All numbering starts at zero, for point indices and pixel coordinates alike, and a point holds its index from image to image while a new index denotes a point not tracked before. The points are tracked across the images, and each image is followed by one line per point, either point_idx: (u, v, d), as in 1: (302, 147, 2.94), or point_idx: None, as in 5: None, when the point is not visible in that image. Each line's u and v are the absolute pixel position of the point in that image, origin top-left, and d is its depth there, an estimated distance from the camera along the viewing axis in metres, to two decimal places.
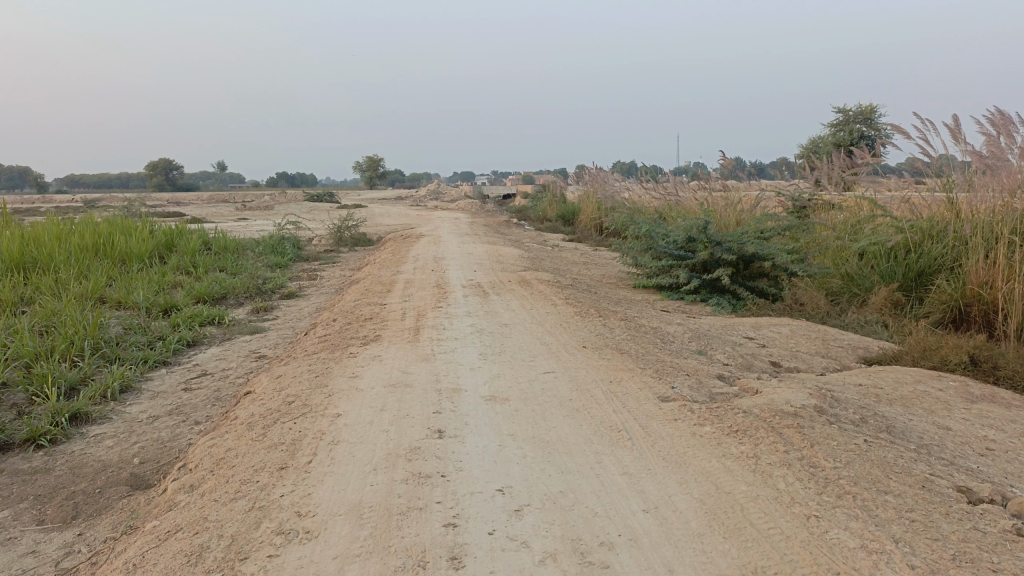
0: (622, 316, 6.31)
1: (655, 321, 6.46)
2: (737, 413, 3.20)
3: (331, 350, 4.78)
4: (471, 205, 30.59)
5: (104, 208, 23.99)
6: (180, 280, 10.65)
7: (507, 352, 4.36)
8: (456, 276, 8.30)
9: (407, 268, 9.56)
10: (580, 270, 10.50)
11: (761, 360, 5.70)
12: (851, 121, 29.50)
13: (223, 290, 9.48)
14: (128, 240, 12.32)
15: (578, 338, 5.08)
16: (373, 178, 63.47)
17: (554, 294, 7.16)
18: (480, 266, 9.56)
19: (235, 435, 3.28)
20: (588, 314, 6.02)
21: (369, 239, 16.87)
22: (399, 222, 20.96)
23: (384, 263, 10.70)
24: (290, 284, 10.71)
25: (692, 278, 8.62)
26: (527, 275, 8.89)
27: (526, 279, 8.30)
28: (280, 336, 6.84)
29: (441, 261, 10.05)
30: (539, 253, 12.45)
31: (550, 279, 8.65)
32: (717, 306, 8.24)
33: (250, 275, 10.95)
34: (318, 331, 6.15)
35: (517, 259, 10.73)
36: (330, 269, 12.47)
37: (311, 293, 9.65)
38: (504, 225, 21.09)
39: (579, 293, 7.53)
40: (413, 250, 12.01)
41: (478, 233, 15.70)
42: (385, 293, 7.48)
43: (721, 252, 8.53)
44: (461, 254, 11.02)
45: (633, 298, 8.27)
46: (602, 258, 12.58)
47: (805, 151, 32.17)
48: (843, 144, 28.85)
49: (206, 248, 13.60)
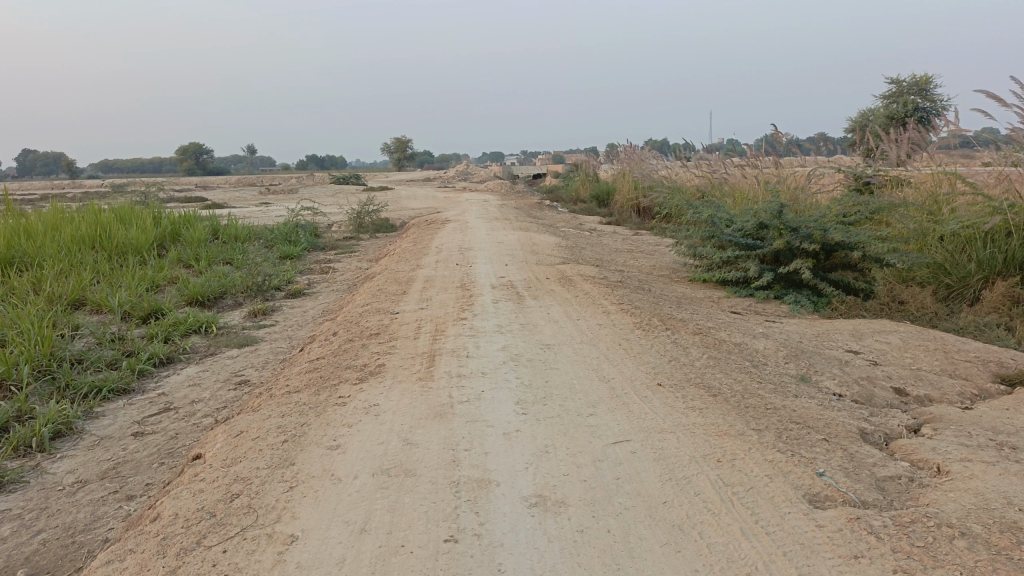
0: (693, 325, 5.01)
1: (733, 330, 5.15)
2: (953, 540, 1.92)
3: (317, 390, 3.57)
4: (500, 186, 29.22)
5: (120, 194, 23.19)
6: (178, 276, 9.56)
7: (554, 399, 3.09)
8: (484, 273, 7.07)
9: (429, 261, 8.32)
10: (626, 261, 9.20)
11: (881, 388, 4.38)
12: (903, 92, 27.53)
13: (220, 287, 8.36)
14: (127, 231, 11.29)
15: (647, 364, 3.80)
16: (401, 160, 62.21)
17: (604, 296, 5.88)
18: (513, 259, 8.28)
19: (136, 565, 2.09)
20: (653, 326, 4.73)
21: (391, 225, 15.66)
22: (425, 205, 19.73)
23: (404, 254, 9.50)
24: (299, 279, 9.57)
25: (764, 271, 7.30)
26: (567, 269, 7.63)
27: (568, 275, 7.03)
28: (272, 350, 5.67)
29: (468, 253, 8.79)
30: (578, 241, 11.16)
31: (595, 274, 7.38)
32: (796, 304, 6.95)
33: (254, 269, 9.83)
34: (312, 351, 4.95)
35: (553, 248, 9.44)
36: (346, 260, 11.32)
37: (320, 292, 8.47)
38: (535, 207, 19.73)
39: (633, 294, 6.24)
40: (437, 238, 10.77)
41: (509, 217, 14.40)
42: (400, 295, 6.28)
43: (799, 241, 7.20)
44: (491, 243, 9.78)
45: (696, 298, 6.96)
46: (648, 246, 11.21)
47: (854, 125, 30.24)
48: (896, 117, 26.96)
49: (213, 239, 12.50)
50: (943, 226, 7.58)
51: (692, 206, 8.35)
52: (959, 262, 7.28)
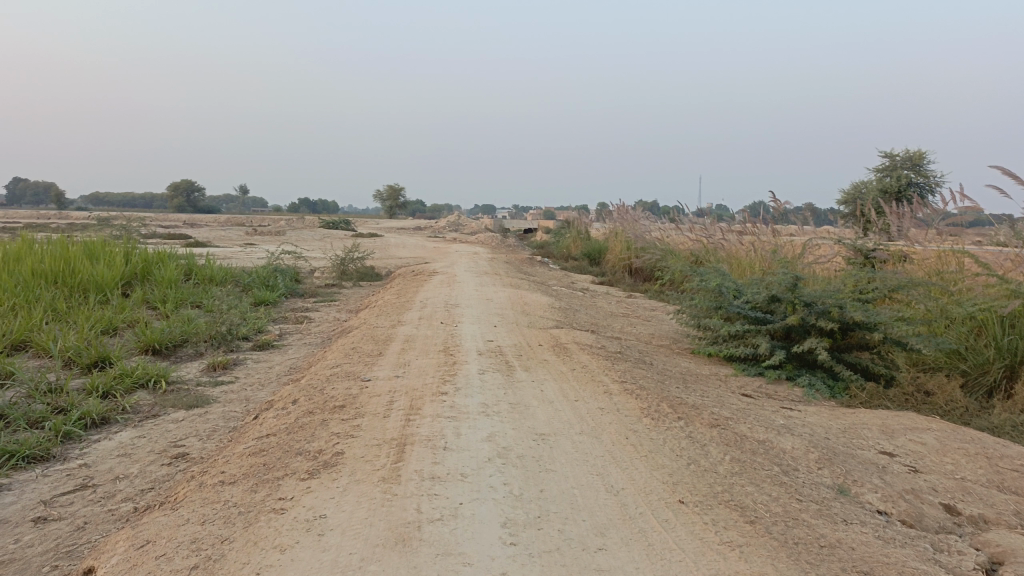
0: (708, 413, 4.37)
1: (752, 420, 4.51)
2: None
3: (255, 485, 2.87)
4: (490, 239, 28.74)
5: (99, 227, 22.50)
6: (139, 318, 8.84)
7: (550, 521, 2.42)
8: (470, 335, 6.43)
9: (411, 318, 7.67)
10: (623, 328, 8.59)
11: (929, 505, 3.73)
12: (897, 167, 27.52)
13: (182, 334, 7.66)
14: (93, 266, 10.59)
15: (662, 469, 3.13)
16: (393, 207, 61.96)
17: (604, 370, 5.24)
18: (502, 320, 7.65)
19: None
20: (663, 414, 4.08)
21: (376, 274, 15.02)
22: (413, 254, 19.17)
23: (385, 307, 8.85)
24: (270, 329, 8.87)
25: (775, 349, 6.71)
26: (561, 335, 7.00)
27: (563, 343, 6.40)
28: (224, 415, 4.97)
29: (454, 311, 8.15)
30: (571, 302, 10.56)
31: (592, 342, 6.75)
32: (810, 389, 6.38)
33: (223, 315, 9.13)
34: (267, 421, 4.26)
35: (545, 309, 8.82)
36: (324, 309, 10.64)
37: (290, 345, 7.77)
38: (525, 263, 19.18)
39: (636, 370, 5.60)
40: (422, 292, 10.13)
41: (498, 273, 13.80)
42: (375, 357, 5.61)
43: (814, 317, 6.61)
44: (479, 300, 9.17)
45: (701, 377, 6.34)
46: (644, 312, 10.63)
47: (847, 195, 30.21)
48: (890, 191, 26.87)
49: (185, 280, 11.80)
50: (961, 307, 6.94)
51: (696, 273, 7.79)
52: (975, 346, 6.65)
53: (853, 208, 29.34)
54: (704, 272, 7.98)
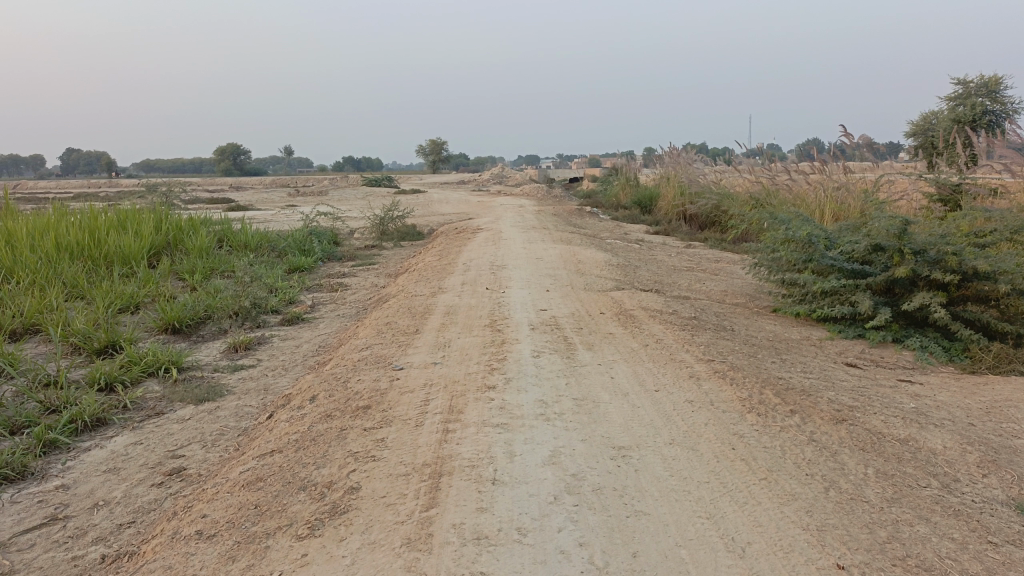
0: (823, 402, 3.47)
1: (877, 407, 3.59)
2: None
3: (238, 546, 2.11)
4: (535, 190, 27.68)
5: (139, 195, 22.14)
6: (164, 291, 8.21)
7: None
8: (521, 303, 5.60)
9: (453, 283, 6.86)
10: (690, 285, 7.65)
11: None
12: (971, 94, 25.35)
13: (206, 309, 7.00)
14: (120, 237, 10.02)
15: (795, 504, 2.28)
16: (436, 162, 60.96)
17: (681, 342, 4.36)
18: (555, 283, 6.78)
19: None
20: (771, 410, 3.20)
21: (418, 233, 14.22)
22: (457, 210, 18.32)
23: (426, 271, 8.06)
24: (303, 299, 8.18)
25: (878, 307, 5.74)
26: (624, 298, 6.12)
27: (628, 308, 5.53)
28: (237, 411, 4.26)
29: (501, 273, 7.31)
30: (629, 256, 9.63)
31: (661, 305, 5.86)
32: (922, 351, 5.45)
33: (253, 285, 8.46)
34: (280, 425, 3.51)
35: (602, 267, 7.91)
36: (362, 274, 9.91)
37: (322, 317, 7.05)
38: (574, 214, 18.17)
39: (719, 339, 4.70)
40: (466, 252, 9.31)
41: (546, 226, 12.86)
42: (410, 334, 4.83)
43: (925, 268, 5.65)
44: (528, 259, 8.30)
45: (793, 344, 5.42)
46: (710, 265, 9.63)
47: (917, 128, 28.15)
48: (964, 121, 24.93)
49: (218, 248, 11.19)
50: None
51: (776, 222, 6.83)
52: None
53: (923, 141, 27.33)
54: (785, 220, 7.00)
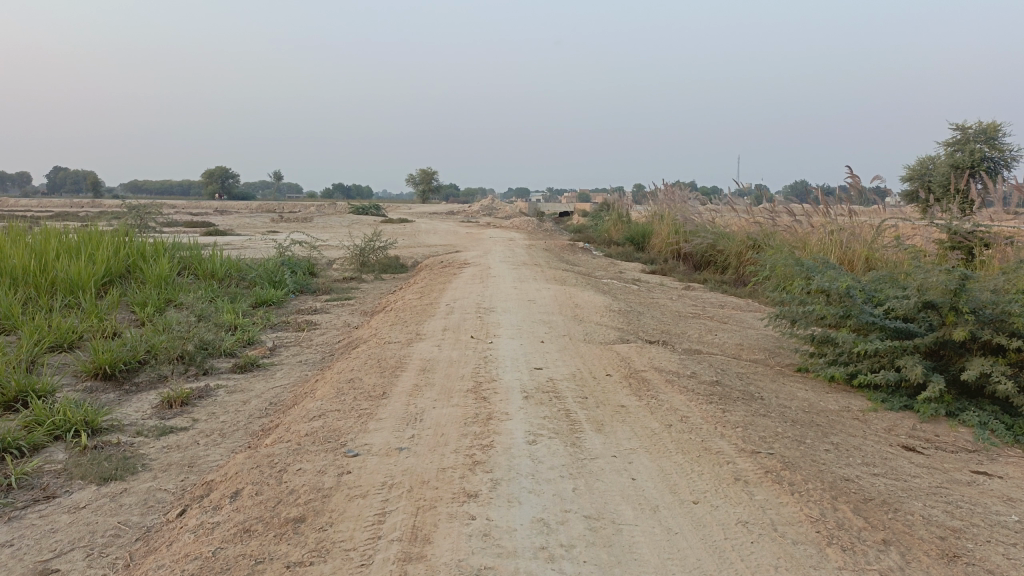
0: (916, 522, 2.59)
1: (984, 526, 2.71)
2: None
3: None
4: (525, 223, 26.94)
5: (114, 216, 21.21)
6: (106, 326, 7.27)
7: None
8: (511, 359, 4.72)
9: (432, 329, 5.97)
10: (701, 336, 6.80)
11: None
12: (970, 140, 24.90)
13: (147, 350, 6.07)
14: (68, 262, 9.08)
15: None
16: (426, 192, 60.33)
17: (713, 422, 3.48)
18: (549, 332, 5.91)
19: None
20: (857, 543, 2.31)
21: (401, 265, 13.35)
22: (443, 242, 17.49)
23: (404, 312, 7.18)
24: (265, 339, 7.26)
25: (928, 374, 4.91)
26: (631, 354, 5.25)
27: (639, 367, 4.66)
28: (146, 501, 3.33)
29: (487, 318, 6.43)
30: (628, 299, 8.78)
31: (675, 364, 5.00)
32: (982, 428, 4.58)
33: (209, 322, 7.53)
34: (184, 537, 2.60)
35: (602, 313, 7.05)
36: (334, 311, 9.01)
37: (280, 364, 6.13)
38: (566, 249, 17.37)
39: (755, 415, 3.83)
40: (449, 290, 8.44)
41: (537, 262, 12.03)
42: (375, 399, 3.92)
43: (984, 331, 4.83)
44: (519, 301, 7.44)
45: (832, 419, 4.55)
46: (717, 313, 8.79)
47: (914, 172, 27.73)
48: (962, 168, 24.47)
49: (181, 276, 10.28)
50: None
51: (805, 270, 6.03)
52: None
53: (919, 187, 26.92)
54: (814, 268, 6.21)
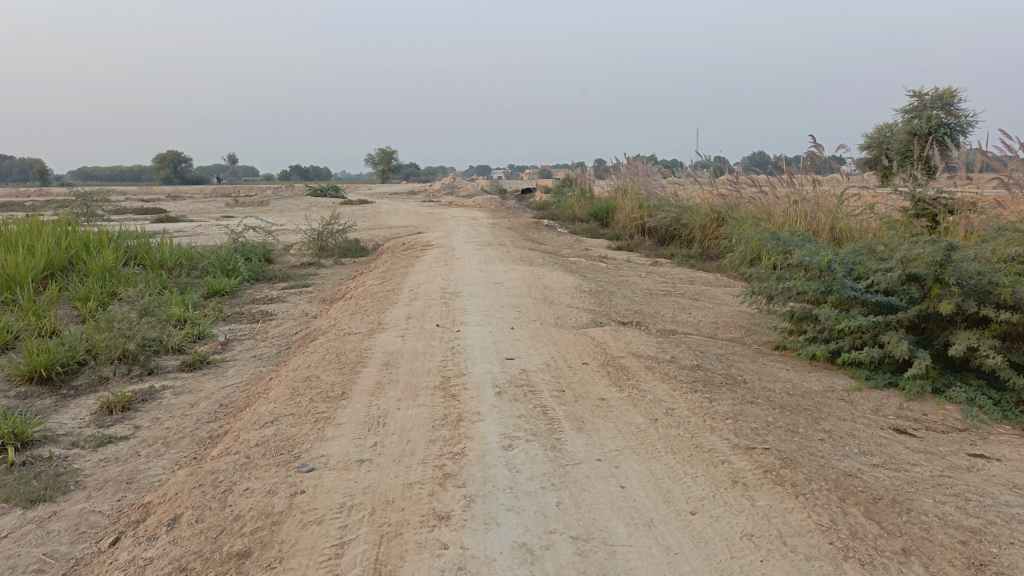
0: (931, 524, 2.36)
1: (1001, 523, 2.49)
2: None
3: None
4: (488, 201, 26.56)
5: (60, 206, 20.35)
6: (44, 324, 6.79)
7: None
8: (480, 349, 4.42)
9: (395, 318, 5.64)
10: (675, 315, 6.56)
11: None
12: (927, 106, 25.33)
13: (87, 350, 5.64)
14: (3, 255, 8.52)
15: None
16: (386, 172, 59.44)
17: (702, 415, 3.22)
18: (519, 317, 5.62)
19: None
20: (876, 554, 2.07)
21: (361, 249, 12.93)
22: (405, 224, 17.07)
23: (364, 299, 6.82)
24: (217, 332, 6.84)
25: (913, 349, 4.72)
26: (606, 337, 4.98)
27: (615, 353, 4.39)
28: (77, 527, 2.96)
29: (453, 304, 6.11)
30: (598, 278, 8.52)
31: (653, 347, 4.74)
32: (970, 404, 4.40)
33: (157, 316, 7.09)
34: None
35: (572, 294, 6.77)
36: (292, 299, 8.60)
37: (233, 359, 5.75)
38: (530, 227, 17.08)
39: (744, 403, 3.59)
40: (412, 274, 8.08)
41: (502, 242, 11.70)
42: (333, 399, 3.59)
43: (969, 303, 4.65)
44: (486, 284, 7.12)
45: (819, 402, 4.34)
46: (688, 289, 8.57)
47: (872, 140, 27.90)
48: (919, 135, 24.64)
49: (129, 268, 9.76)
50: None
51: (782, 243, 5.79)
52: None
53: (878, 155, 27.09)
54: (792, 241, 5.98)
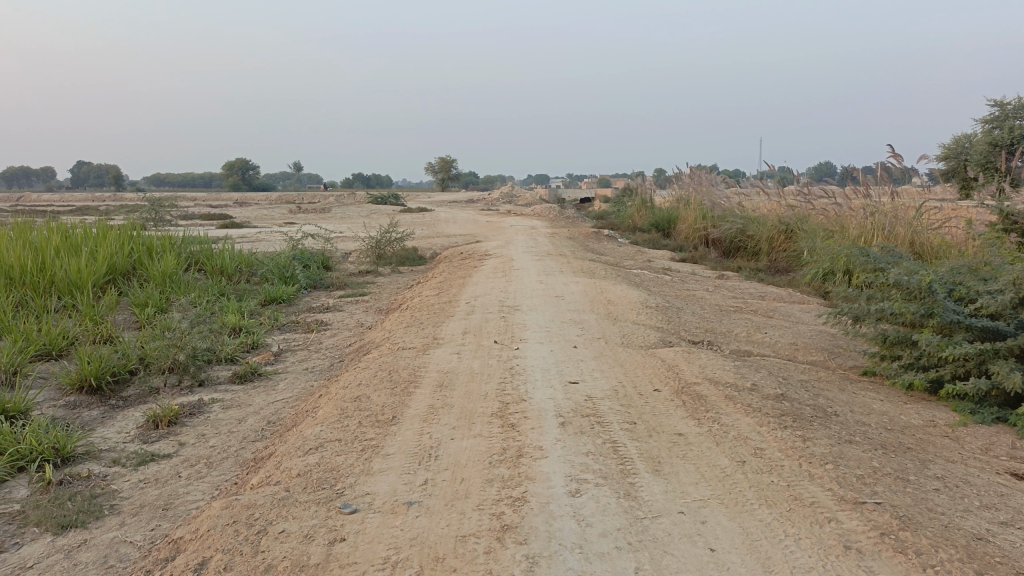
0: None
1: None
2: None
3: None
4: (547, 210, 26.21)
5: (129, 210, 20.84)
6: (100, 329, 6.73)
7: None
8: (542, 371, 4.08)
9: (451, 333, 5.35)
10: (749, 335, 6.11)
11: None
12: (1009, 116, 23.86)
13: (138, 360, 5.50)
14: (66, 259, 8.57)
15: None
16: (445, 180, 59.71)
17: (796, 458, 2.83)
18: (582, 335, 5.26)
19: None
20: None
21: (418, 257, 12.74)
22: (463, 232, 16.86)
23: (420, 311, 6.57)
24: (270, 342, 6.67)
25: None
26: (679, 359, 4.59)
27: (690, 379, 4.00)
28: (105, 559, 2.73)
29: (512, 318, 5.80)
30: (663, 292, 8.10)
31: (731, 371, 4.32)
32: None
33: (211, 324, 6.96)
34: None
35: (638, 310, 6.39)
36: (347, 309, 8.41)
37: (284, 372, 5.54)
38: (590, 237, 16.69)
39: (840, 444, 3.17)
40: (469, 285, 7.80)
41: (562, 253, 11.36)
42: (382, 425, 3.31)
43: None
44: (547, 297, 6.79)
45: (920, 439, 3.87)
46: (760, 306, 8.08)
47: (949, 151, 26.60)
48: (1002, 146, 23.33)
49: (188, 273, 9.74)
50: None
51: (876, 261, 5.32)
52: None
53: (955, 166, 25.80)
54: (887, 259, 5.48)
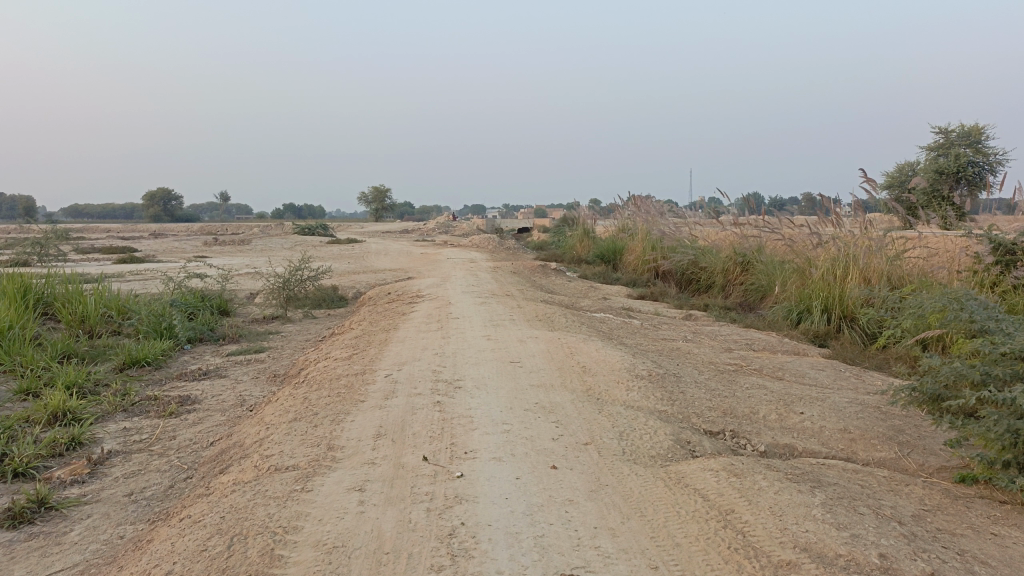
0: None
1: None
2: None
3: None
4: (485, 241, 24.43)
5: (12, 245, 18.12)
6: None
7: None
8: (506, 547, 2.22)
9: (356, 438, 3.44)
10: (780, 417, 4.39)
11: None
12: (953, 144, 23.02)
13: None
14: None
15: None
16: (381, 211, 57.57)
17: None
18: (558, 435, 3.43)
19: None
20: None
21: (337, 299, 10.74)
22: (394, 266, 14.87)
23: (318, 388, 4.64)
24: (100, 439, 4.61)
25: None
26: (726, 488, 2.79)
27: (777, 556, 2.22)
28: None
29: (449, 404, 3.93)
30: (641, 347, 6.36)
31: (824, 516, 2.56)
32: None
33: (16, 416, 4.85)
34: None
35: (625, 380, 4.60)
36: (231, 375, 6.38)
37: (92, 507, 3.53)
38: (535, 272, 14.96)
39: None
40: (393, 343, 5.89)
41: (507, 292, 9.55)
42: None
43: None
44: (495, 363, 4.94)
45: None
46: (761, 363, 6.42)
47: (891, 179, 25.88)
48: (948, 173, 22.53)
49: (32, 326, 7.55)
50: None
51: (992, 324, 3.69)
52: None
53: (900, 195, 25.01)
54: (994, 322, 3.84)
